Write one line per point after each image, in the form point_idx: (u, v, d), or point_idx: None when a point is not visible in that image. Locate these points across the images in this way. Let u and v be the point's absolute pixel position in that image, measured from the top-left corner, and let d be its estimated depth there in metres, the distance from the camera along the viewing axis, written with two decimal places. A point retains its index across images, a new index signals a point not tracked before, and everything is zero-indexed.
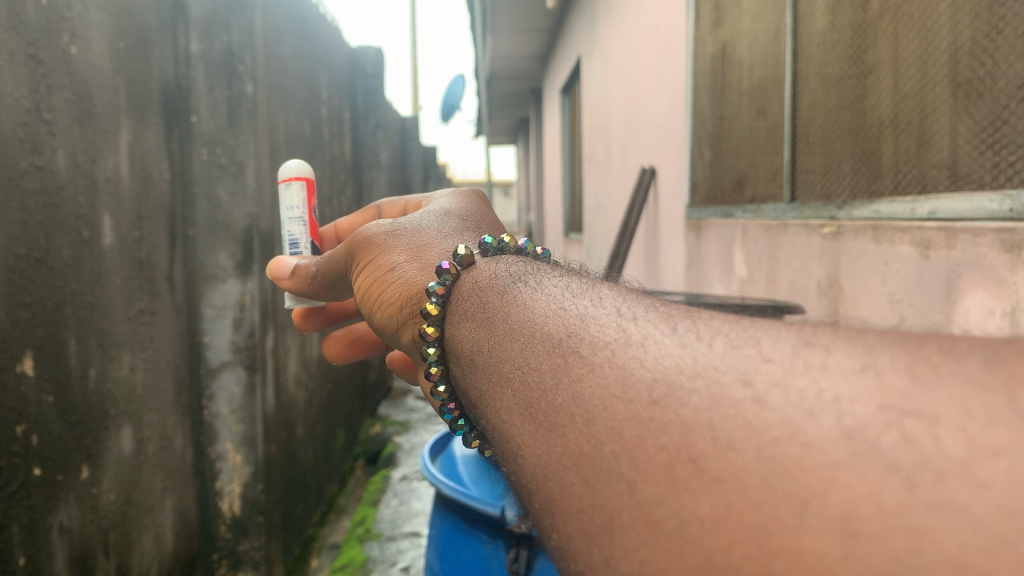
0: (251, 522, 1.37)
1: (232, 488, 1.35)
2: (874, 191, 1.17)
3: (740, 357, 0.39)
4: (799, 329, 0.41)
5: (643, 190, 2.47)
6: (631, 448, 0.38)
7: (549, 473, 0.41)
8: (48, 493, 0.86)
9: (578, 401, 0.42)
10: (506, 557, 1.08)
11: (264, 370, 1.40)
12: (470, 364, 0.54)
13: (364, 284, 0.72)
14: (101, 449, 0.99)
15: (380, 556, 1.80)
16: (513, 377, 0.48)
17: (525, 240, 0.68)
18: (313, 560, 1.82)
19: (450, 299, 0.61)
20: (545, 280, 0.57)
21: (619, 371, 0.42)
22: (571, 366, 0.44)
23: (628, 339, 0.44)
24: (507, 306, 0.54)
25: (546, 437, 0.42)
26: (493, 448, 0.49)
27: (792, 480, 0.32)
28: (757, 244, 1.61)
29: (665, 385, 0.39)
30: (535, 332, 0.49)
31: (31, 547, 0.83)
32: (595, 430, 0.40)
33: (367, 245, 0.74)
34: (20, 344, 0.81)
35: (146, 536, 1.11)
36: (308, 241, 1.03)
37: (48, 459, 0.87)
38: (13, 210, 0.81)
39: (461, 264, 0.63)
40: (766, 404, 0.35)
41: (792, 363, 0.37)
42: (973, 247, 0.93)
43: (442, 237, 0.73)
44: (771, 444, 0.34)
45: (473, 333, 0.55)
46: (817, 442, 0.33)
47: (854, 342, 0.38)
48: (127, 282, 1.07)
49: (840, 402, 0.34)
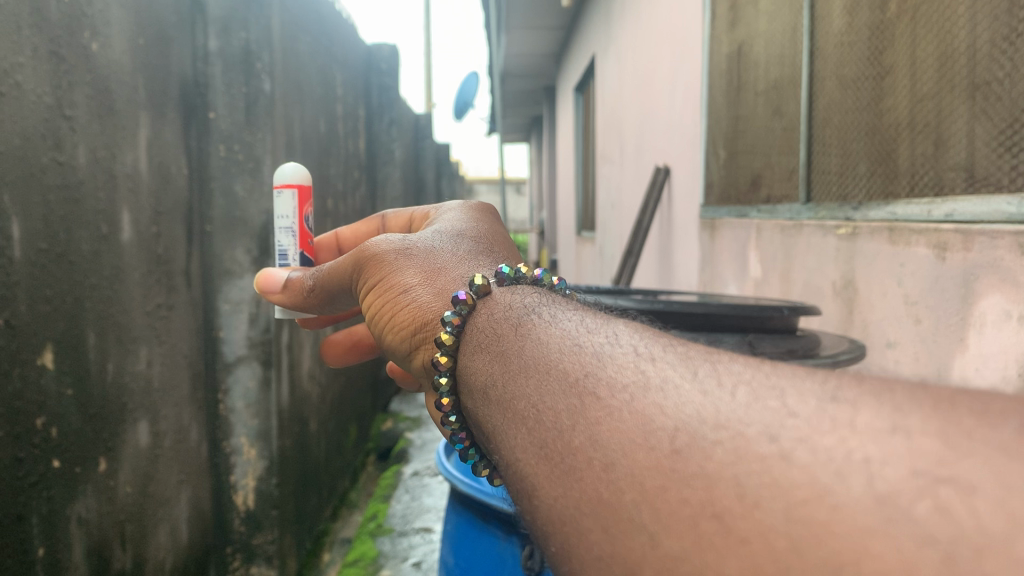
0: (264, 516, 1.38)
1: (246, 482, 1.36)
2: (890, 192, 1.17)
3: (764, 410, 0.39)
4: (823, 379, 0.40)
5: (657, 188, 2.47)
6: (653, 499, 0.38)
7: (567, 518, 0.42)
8: (68, 484, 0.88)
9: (596, 445, 0.43)
10: (520, 553, 1.09)
11: (278, 367, 1.42)
12: (484, 398, 0.55)
13: (376, 305, 0.73)
14: (119, 440, 1.00)
15: (391, 552, 1.81)
16: (528, 414, 0.48)
17: (541, 271, 0.68)
18: (324, 554, 1.83)
19: (466, 329, 0.62)
20: (559, 314, 0.58)
21: (639, 417, 0.42)
22: (588, 407, 0.45)
23: (647, 382, 0.44)
24: (522, 340, 0.55)
25: (563, 478, 0.43)
26: (506, 483, 0.50)
27: (822, 545, 0.32)
28: (772, 244, 1.61)
29: (687, 434, 0.39)
30: (551, 369, 0.50)
31: (50, 537, 0.84)
32: (615, 477, 0.41)
33: (377, 262, 0.75)
34: (41, 338, 0.82)
35: (161, 529, 1.12)
36: (297, 252, 1.05)
37: (67, 451, 0.88)
38: (35, 204, 0.82)
39: (478, 294, 0.64)
40: (793, 461, 0.35)
41: (819, 419, 0.37)
42: (990, 249, 0.93)
43: (456, 260, 0.74)
44: (800, 506, 0.34)
45: (488, 365, 0.56)
46: (847, 506, 0.33)
47: (876, 399, 0.37)
48: (145, 277, 1.08)
49: (870, 464, 0.34)
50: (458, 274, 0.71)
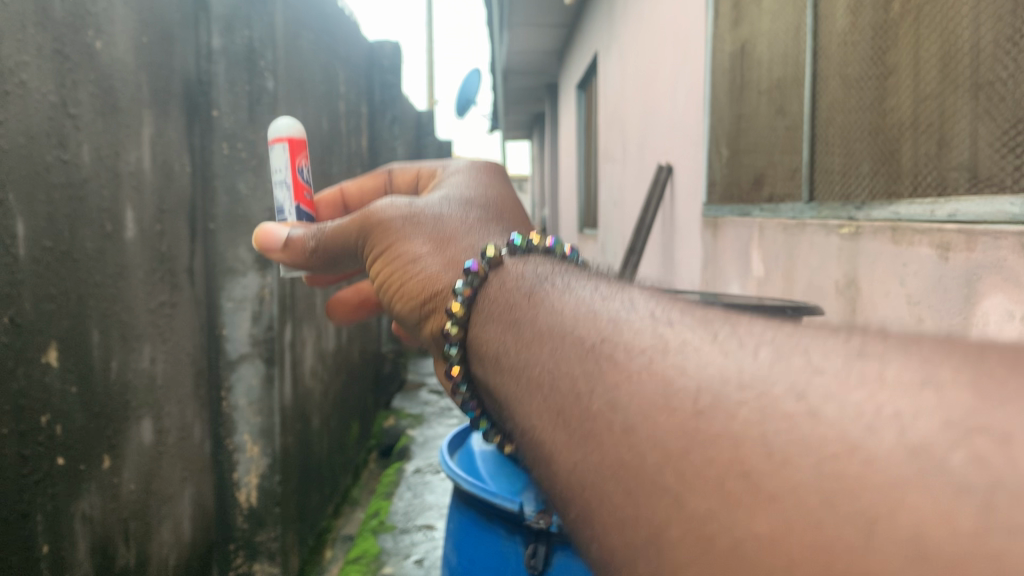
0: (267, 513, 1.38)
1: (249, 479, 1.36)
2: (893, 192, 1.17)
3: (790, 369, 0.39)
4: (846, 338, 0.40)
5: (659, 187, 2.48)
6: (677, 461, 0.39)
7: (588, 482, 0.43)
8: (72, 481, 0.88)
9: (616, 409, 0.44)
10: (524, 552, 1.09)
11: (281, 362, 1.43)
12: (497, 366, 0.56)
13: (386, 273, 0.76)
14: (122, 439, 1.00)
15: (393, 549, 1.81)
16: (543, 381, 0.50)
17: (554, 242, 0.71)
18: (326, 551, 1.84)
19: (477, 299, 0.63)
20: (572, 283, 0.59)
21: (659, 380, 0.43)
22: (605, 371, 0.46)
23: (664, 346, 0.46)
24: (536, 310, 0.56)
25: (580, 444, 0.44)
26: (520, 448, 0.51)
27: (856, 499, 0.32)
28: (774, 244, 1.61)
29: (711, 395, 0.40)
30: (567, 336, 0.51)
31: (54, 534, 0.84)
32: (637, 440, 0.41)
33: (387, 230, 0.78)
34: (45, 335, 0.83)
35: (165, 526, 1.12)
36: (293, 206, 1.07)
37: (72, 449, 0.88)
38: (40, 202, 0.82)
39: (489, 265, 0.65)
40: (822, 418, 0.35)
41: (846, 374, 0.37)
42: (994, 249, 0.93)
43: (465, 228, 0.76)
44: (832, 461, 0.34)
45: (500, 334, 0.58)
46: (879, 459, 0.32)
47: (905, 351, 0.37)
48: (149, 275, 1.08)
49: (902, 418, 0.33)
50: (467, 242, 0.73)
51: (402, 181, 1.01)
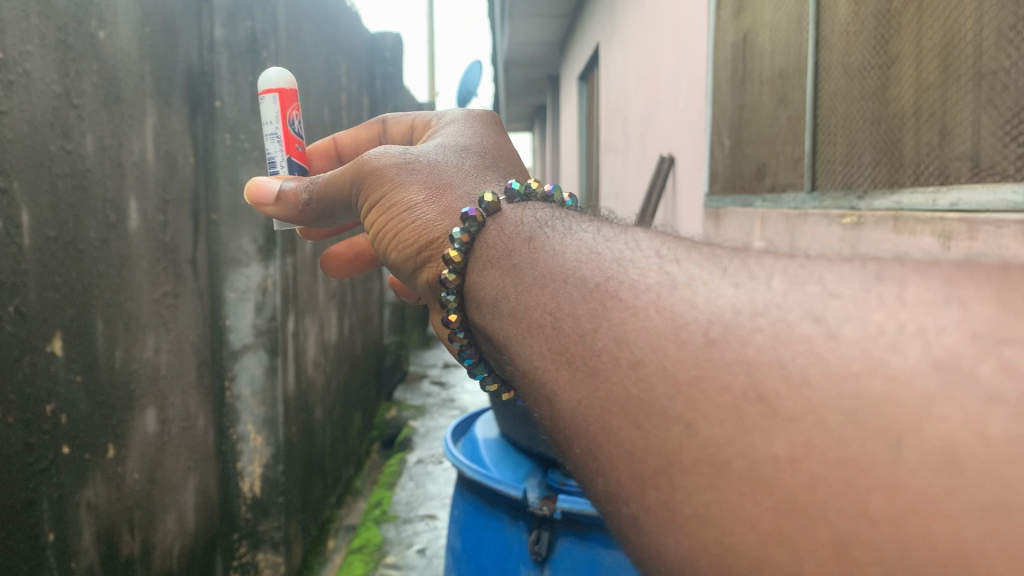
0: (271, 503, 1.41)
1: (253, 469, 1.37)
2: (896, 181, 1.17)
3: (805, 296, 0.39)
4: (862, 264, 0.40)
5: (661, 178, 2.47)
6: (689, 390, 0.39)
7: (594, 417, 0.43)
8: (77, 470, 0.88)
9: (622, 345, 0.43)
10: (527, 539, 1.10)
11: (284, 354, 1.44)
12: (495, 311, 0.56)
13: (380, 222, 0.76)
14: (126, 430, 1.01)
15: (396, 538, 1.83)
16: (545, 323, 0.49)
17: (552, 186, 0.72)
18: (330, 541, 1.84)
19: (474, 246, 0.64)
20: (573, 226, 0.58)
21: (668, 314, 0.42)
22: (610, 309, 0.45)
23: (672, 281, 0.45)
24: (535, 253, 0.55)
25: (585, 381, 0.44)
26: (521, 390, 0.51)
27: (880, 413, 0.33)
28: (776, 232, 1.60)
29: (722, 324, 0.40)
30: (569, 277, 0.50)
31: (60, 522, 0.85)
32: (644, 373, 0.41)
33: (379, 178, 0.78)
34: (50, 325, 0.83)
35: (168, 515, 1.13)
36: (286, 158, 1.06)
37: (76, 437, 0.88)
38: (43, 192, 0.82)
39: (489, 210, 0.66)
40: (841, 339, 0.36)
41: (865, 298, 0.38)
42: (995, 238, 0.91)
43: (462, 175, 0.76)
44: (852, 380, 0.35)
45: (499, 280, 0.57)
46: (904, 374, 0.33)
47: (924, 275, 0.38)
48: (152, 264, 1.08)
49: (926, 334, 0.34)
50: (464, 189, 0.73)
51: (397, 131, 1.02)
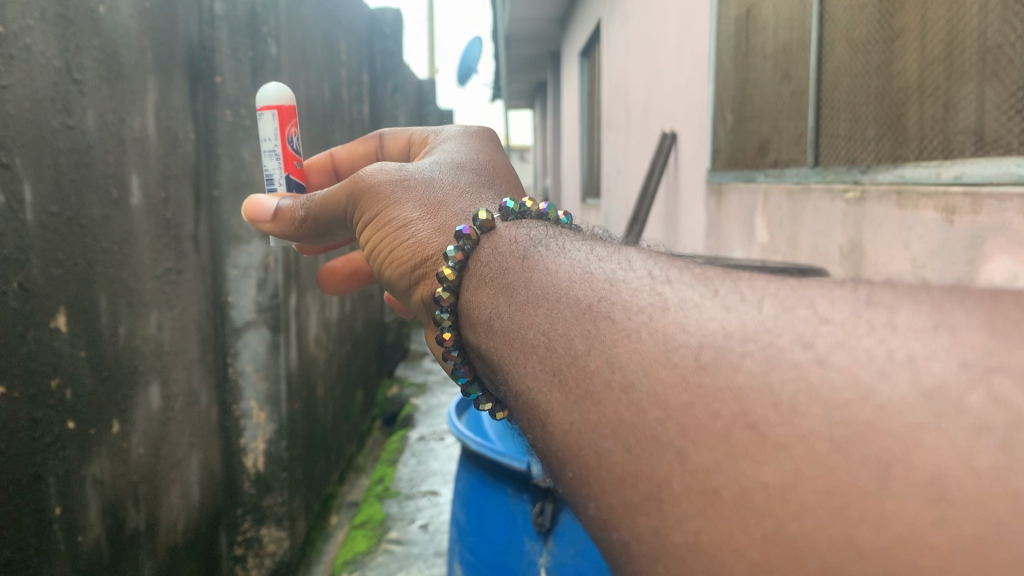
0: (274, 478, 1.41)
1: (256, 445, 1.38)
2: (899, 156, 1.17)
3: (796, 319, 0.42)
4: (853, 288, 0.43)
5: (664, 154, 2.45)
6: (680, 415, 0.41)
7: (585, 439, 0.45)
8: (82, 445, 0.89)
9: (614, 367, 0.46)
10: (531, 510, 1.11)
11: (285, 330, 1.45)
12: (489, 330, 0.60)
13: (375, 239, 0.78)
14: (131, 405, 1.01)
15: (398, 514, 1.84)
16: (538, 343, 0.53)
17: (547, 206, 0.74)
18: (332, 517, 1.86)
19: (468, 264, 0.68)
20: (567, 246, 0.62)
21: (660, 336, 0.46)
22: (603, 331, 0.49)
23: (664, 305, 0.48)
24: (529, 274, 0.60)
25: (577, 404, 0.47)
26: (515, 410, 0.54)
27: (868, 444, 0.35)
28: (780, 209, 1.61)
29: (713, 349, 0.43)
30: (561, 298, 0.54)
31: (66, 496, 0.85)
32: (635, 398, 0.44)
33: (375, 195, 0.79)
34: (54, 300, 0.83)
35: (173, 490, 1.14)
36: (284, 176, 1.06)
37: (82, 413, 0.89)
38: (46, 167, 0.82)
39: (483, 228, 0.69)
40: (831, 366, 0.38)
41: (855, 323, 0.40)
42: (998, 212, 0.93)
43: (456, 192, 0.77)
44: (843, 407, 0.37)
45: (493, 299, 0.61)
46: (893, 404, 0.36)
47: (915, 301, 0.40)
48: (155, 241, 1.08)
49: (915, 361, 0.37)
50: (458, 208, 0.75)
51: (393, 146, 1.01)
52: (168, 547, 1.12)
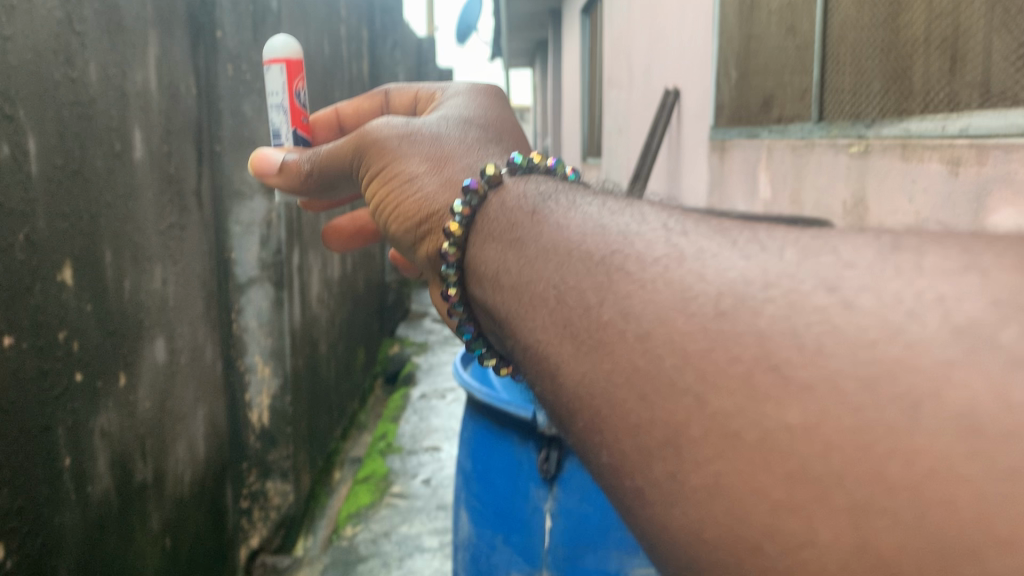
0: (280, 433, 1.52)
1: (262, 400, 1.47)
2: (903, 109, 1.16)
3: (818, 266, 0.43)
4: (876, 236, 0.44)
5: (667, 111, 2.43)
6: (697, 361, 0.43)
7: (599, 389, 0.47)
8: (91, 397, 0.90)
9: (629, 317, 0.47)
10: (537, 458, 1.12)
11: (289, 289, 1.54)
12: (496, 284, 0.61)
13: (381, 193, 0.78)
14: (136, 357, 1.02)
15: (400, 470, 1.97)
16: (548, 296, 0.54)
17: (554, 162, 0.75)
18: (337, 472, 1.99)
19: (476, 218, 0.67)
20: (578, 201, 0.63)
21: (676, 287, 0.47)
22: (616, 282, 0.50)
23: (680, 255, 0.49)
24: (539, 227, 0.60)
25: (589, 355, 0.49)
26: (524, 362, 0.56)
27: (897, 381, 0.37)
28: (783, 164, 1.61)
29: (732, 296, 0.44)
30: (573, 250, 0.55)
31: (76, 446, 0.87)
32: (651, 346, 0.45)
33: (382, 149, 0.79)
34: (60, 253, 0.84)
35: (180, 445, 1.16)
36: (291, 131, 1.07)
37: (89, 365, 0.90)
38: (49, 120, 0.82)
39: (489, 183, 0.69)
40: (857, 308, 0.40)
41: (882, 267, 0.41)
42: (1005, 163, 0.94)
43: (463, 146, 0.77)
44: (871, 347, 0.38)
45: (501, 253, 0.62)
46: (922, 342, 0.37)
47: (940, 245, 0.42)
48: (159, 196, 1.09)
49: (945, 302, 0.38)
50: (465, 161, 0.75)
51: (399, 102, 1.00)
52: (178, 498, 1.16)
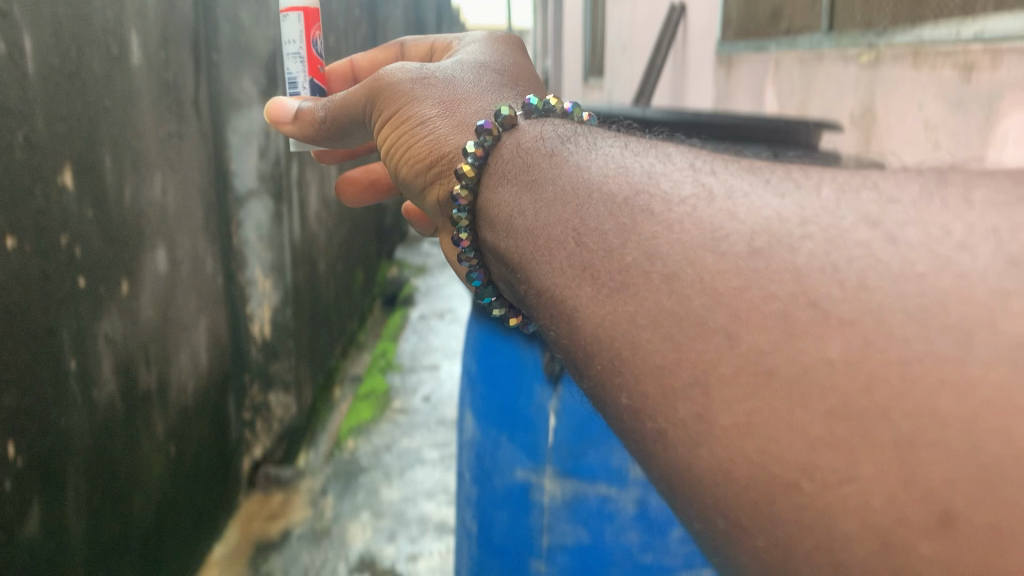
0: (281, 344, 1.72)
1: (263, 311, 1.62)
2: (917, 16, 1.21)
3: (859, 202, 0.42)
4: (919, 174, 0.43)
5: (672, 26, 2.39)
6: (728, 300, 0.41)
7: (620, 331, 0.46)
8: (93, 303, 0.95)
9: (654, 258, 0.46)
10: (543, 359, 1.09)
11: (287, 200, 1.69)
12: (510, 229, 0.59)
13: (390, 137, 0.76)
14: (136, 266, 1.07)
15: (400, 386, 2.19)
16: (567, 239, 0.52)
17: (570, 105, 0.71)
18: (336, 390, 2.17)
19: (488, 160, 0.65)
20: (597, 142, 0.60)
21: (704, 227, 0.45)
22: (640, 223, 0.48)
23: (709, 195, 0.47)
24: (557, 168, 0.57)
25: (612, 297, 0.47)
26: (538, 306, 0.55)
27: (947, 312, 0.35)
28: (790, 74, 1.66)
29: (767, 234, 0.42)
30: (595, 192, 0.53)
31: (81, 351, 0.93)
32: (677, 287, 0.44)
33: (394, 93, 0.76)
34: (60, 156, 0.86)
35: (182, 354, 1.24)
36: (308, 80, 1.02)
37: (93, 270, 0.95)
38: (46, 16, 0.81)
39: (505, 125, 0.66)
40: (901, 242, 0.38)
41: (927, 201, 0.40)
42: (1017, 67, 0.99)
43: (475, 90, 0.74)
44: (919, 280, 0.36)
45: (515, 197, 0.59)
46: (973, 273, 0.35)
47: (990, 178, 0.40)
48: (156, 103, 1.11)
49: (998, 233, 0.36)
50: (477, 105, 0.72)
51: (414, 54, 1.01)
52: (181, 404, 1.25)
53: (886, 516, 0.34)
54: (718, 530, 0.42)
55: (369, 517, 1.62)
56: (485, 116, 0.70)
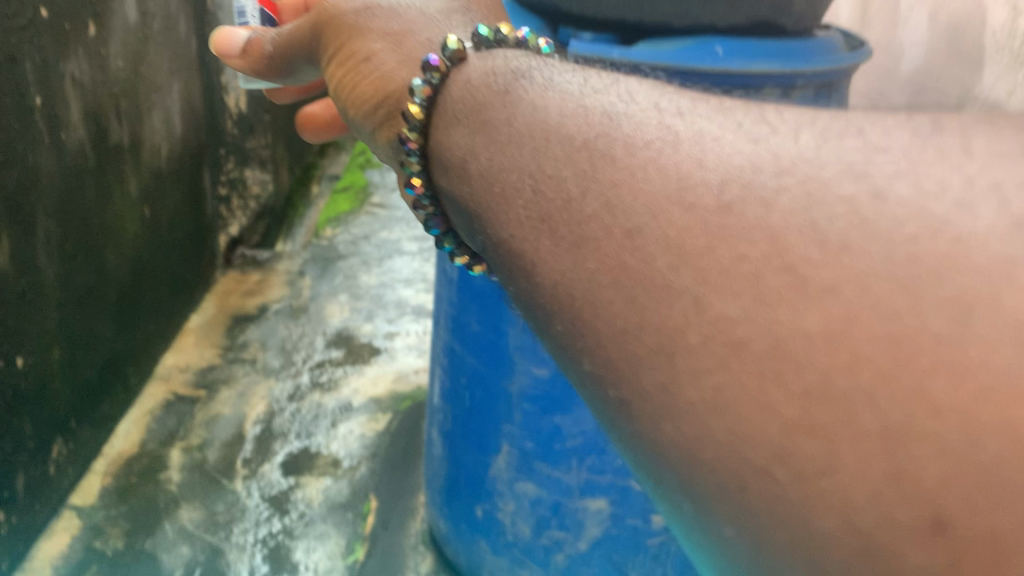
0: (252, 121, 2.04)
1: (236, 86, 1.92)
2: None
3: (843, 151, 0.37)
4: (907, 118, 0.39)
5: None
6: (694, 260, 0.36)
7: (578, 291, 0.41)
8: (57, 39, 1.13)
9: (616, 209, 0.41)
10: None
11: None
12: (464, 175, 0.53)
13: (339, 75, 0.69)
14: (106, 14, 1.29)
15: (377, 182, 2.75)
16: (522, 186, 0.47)
17: (526, 33, 0.65)
18: (314, 188, 2.64)
19: (437, 100, 0.59)
20: (554, 76, 0.54)
21: (670, 176, 0.40)
22: (600, 170, 0.43)
23: (675, 138, 0.42)
24: (511, 106, 0.51)
25: (569, 253, 0.42)
26: (497, 260, 0.50)
27: (943, 281, 0.31)
28: None
29: (740, 184, 0.38)
30: (552, 133, 0.47)
31: (47, 79, 1.10)
32: (641, 244, 0.39)
33: (340, 25, 0.70)
34: None
35: (155, 114, 1.51)
36: None
37: (54, 7, 1.11)
38: None
39: (451, 60, 0.60)
40: (890, 199, 0.34)
41: (920, 151, 0.36)
42: None
43: (424, 17, 0.67)
44: (911, 244, 0.32)
45: (468, 138, 0.54)
46: (973, 238, 0.31)
47: (993, 126, 0.37)
48: None
49: (1002, 191, 0.33)
50: (425, 34, 0.66)
51: None
52: (152, 162, 1.51)
53: (871, 518, 0.30)
54: (685, 513, 0.38)
55: (349, 299, 1.99)
56: (432, 49, 0.64)
